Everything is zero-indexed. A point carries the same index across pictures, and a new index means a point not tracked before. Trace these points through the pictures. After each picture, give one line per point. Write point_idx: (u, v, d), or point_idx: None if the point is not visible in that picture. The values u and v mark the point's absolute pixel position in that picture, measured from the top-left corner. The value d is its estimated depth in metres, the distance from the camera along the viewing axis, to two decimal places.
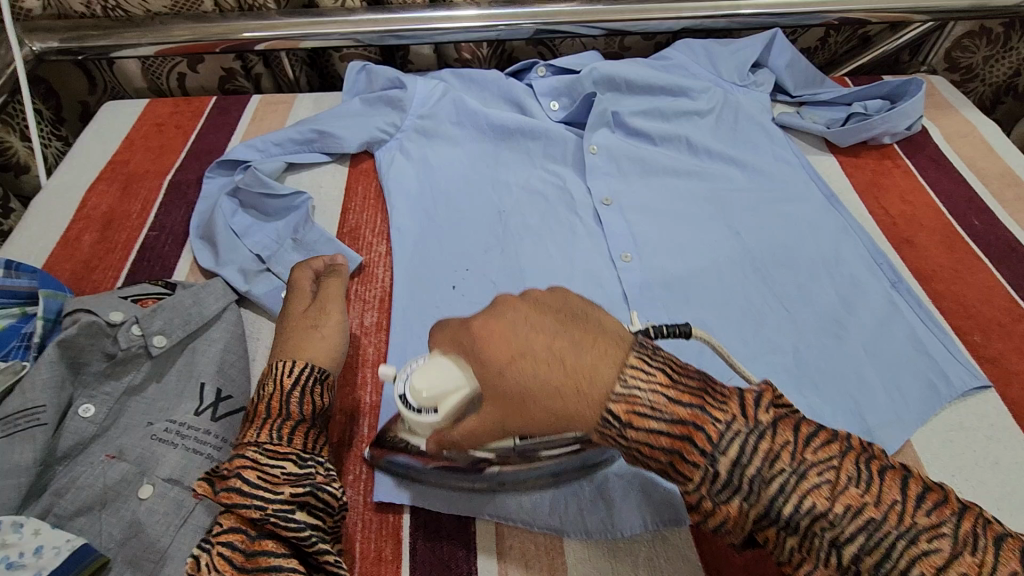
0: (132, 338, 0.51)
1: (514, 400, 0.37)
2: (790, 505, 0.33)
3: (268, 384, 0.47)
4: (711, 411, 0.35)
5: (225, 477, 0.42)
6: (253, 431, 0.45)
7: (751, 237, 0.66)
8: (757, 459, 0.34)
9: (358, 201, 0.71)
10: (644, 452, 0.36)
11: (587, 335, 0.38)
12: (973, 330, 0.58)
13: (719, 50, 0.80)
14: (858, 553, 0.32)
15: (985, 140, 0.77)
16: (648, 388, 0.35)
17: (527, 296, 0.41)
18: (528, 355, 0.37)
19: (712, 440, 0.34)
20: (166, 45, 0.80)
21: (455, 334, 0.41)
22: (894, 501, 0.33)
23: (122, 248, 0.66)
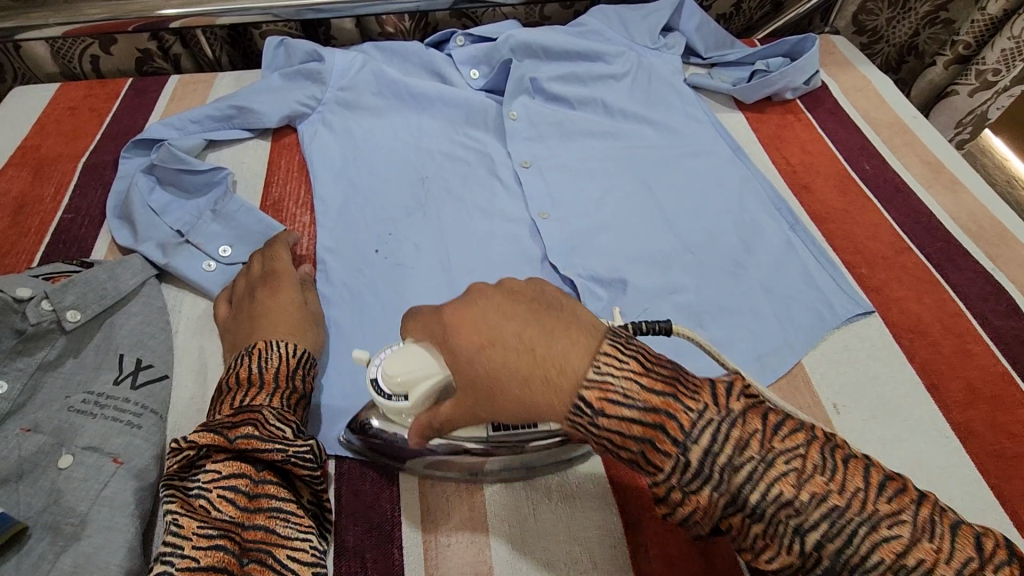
0: (43, 313, 0.50)
1: (482, 389, 0.38)
2: (757, 492, 0.33)
3: (273, 356, 0.49)
4: (684, 400, 0.35)
5: (236, 426, 0.42)
6: (264, 394, 0.46)
7: (662, 190, 0.70)
8: (679, 413, 0.34)
9: (280, 173, 0.72)
10: (612, 441, 0.36)
11: (556, 323, 0.38)
12: (862, 264, 0.63)
13: (631, 17, 0.83)
14: (824, 541, 0.32)
15: (879, 93, 0.82)
16: (621, 375, 0.35)
17: (501, 286, 0.42)
18: (499, 345, 0.38)
19: (684, 429, 0.34)
20: (73, 25, 0.77)
21: (430, 323, 0.42)
22: (857, 488, 0.33)
23: (36, 232, 0.64)
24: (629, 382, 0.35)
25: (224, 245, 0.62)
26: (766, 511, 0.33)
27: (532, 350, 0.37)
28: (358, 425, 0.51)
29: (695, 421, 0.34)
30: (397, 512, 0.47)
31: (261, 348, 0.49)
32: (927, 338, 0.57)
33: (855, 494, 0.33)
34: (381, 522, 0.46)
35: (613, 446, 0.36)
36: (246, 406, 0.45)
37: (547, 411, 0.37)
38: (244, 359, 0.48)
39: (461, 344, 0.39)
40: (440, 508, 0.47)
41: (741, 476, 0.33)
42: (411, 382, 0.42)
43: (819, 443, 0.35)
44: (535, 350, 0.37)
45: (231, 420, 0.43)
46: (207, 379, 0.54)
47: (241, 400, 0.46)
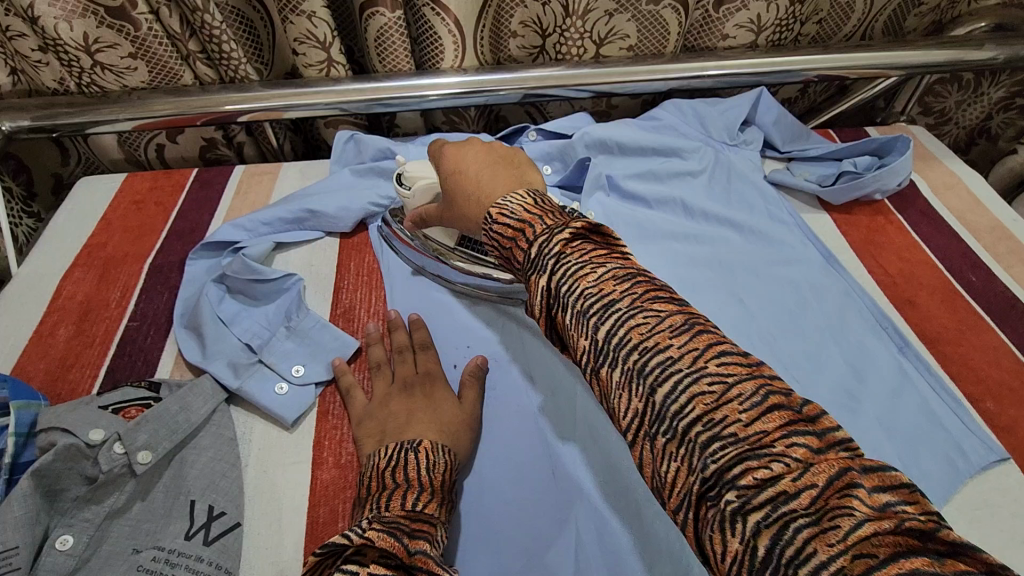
0: (114, 457, 0.47)
1: (450, 178, 0.54)
2: (664, 383, 0.33)
3: (439, 461, 0.47)
4: (547, 220, 0.42)
5: (414, 538, 0.37)
6: (434, 502, 0.43)
7: (753, 301, 0.65)
8: (565, 261, 0.38)
9: (351, 277, 0.69)
10: (499, 242, 0.44)
11: (506, 175, 0.50)
12: (986, 397, 0.57)
13: (707, 111, 0.80)
14: (704, 437, 0.31)
15: (971, 192, 0.78)
16: (517, 202, 0.44)
17: (490, 143, 0.56)
18: (464, 175, 0.53)
19: (536, 237, 0.41)
20: (145, 120, 0.77)
21: (442, 146, 0.60)
22: (764, 429, 0.30)
23: (101, 342, 0.62)
24: (521, 206, 0.44)
25: (298, 364, 0.58)
26: (680, 425, 0.32)
27: (481, 186, 0.50)
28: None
29: (545, 232, 0.41)
30: None
31: (428, 449, 0.47)
32: None
33: (691, 351, 0.33)
34: None
35: (498, 239, 0.44)
36: (420, 510, 0.41)
37: (480, 223, 0.49)
38: (411, 456, 0.46)
39: (448, 191, 0.54)
40: None
41: (605, 322, 0.36)
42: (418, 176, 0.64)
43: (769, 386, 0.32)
44: (480, 186, 0.50)
45: (407, 524, 0.39)
46: (283, 525, 0.49)
47: (412, 502, 0.41)
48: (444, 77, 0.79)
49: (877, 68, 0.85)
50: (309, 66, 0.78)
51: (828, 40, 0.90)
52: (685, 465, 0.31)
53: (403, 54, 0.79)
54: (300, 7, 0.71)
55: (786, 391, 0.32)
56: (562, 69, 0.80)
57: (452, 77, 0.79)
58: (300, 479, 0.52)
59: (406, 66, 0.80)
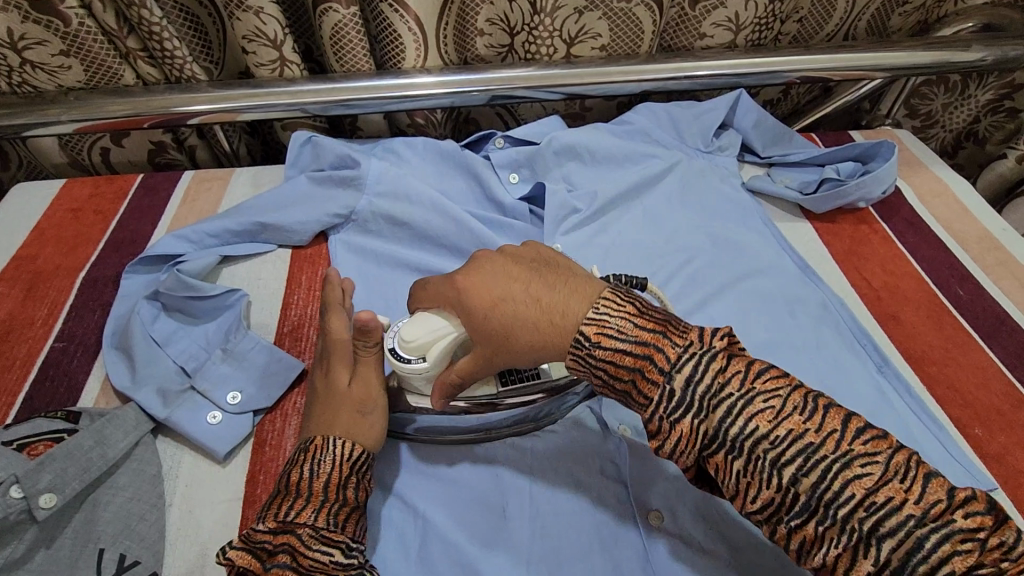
0: (10, 503, 0.42)
1: (498, 343, 0.43)
2: (735, 427, 0.35)
3: (327, 458, 0.44)
4: (673, 338, 0.38)
5: (272, 553, 0.39)
6: (309, 509, 0.41)
7: (752, 310, 0.62)
8: (707, 378, 0.36)
9: (301, 292, 0.65)
10: (611, 372, 0.40)
11: (557, 278, 0.44)
12: (974, 422, 0.54)
13: (681, 113, 0.76)
14: (799, 474, 0.34)
15: (958, 200, 0.74)
16: (616, 314, 0.40)
17: (501, 253, 0.47)
18: (508, 304, 0.43)
19: (670, 360, 0.37)
20: (85, 123, 0.72)
21: (435, 290, 0.48)
22: (833, 429, 0.35)
23: (22, 365, 0.57)
24: (624, 321, 0.40)
25: (234, 391, 0.53)
26: (771, 459, 0.35)
27: (540, 305, 0.42)
28: None
29: (681, 353, 0.37)
30: None
31: (316, 446, 0.44)
32: None
33: (736, 373, 0.37)
34: None
35: (611, 377, 0.40)
36: (288, 520, 0.40)
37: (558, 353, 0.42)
38: (297, 458, 0.44)
39: (474, 304, 0.44)
40: None
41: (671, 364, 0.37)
42: (428, 345, 0.46)
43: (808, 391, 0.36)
44: (540, 301, 0.42)
45: (270, 540, 0.39)
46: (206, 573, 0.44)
47: (285, 511, 0.41)
48: (407, 78, 0.75)
49: (863, 69, 0.82)
50: (261, 66, 0.73)
51: (809, 40, 0.86)
52: (765, 483, 0.35)
53: (362, 54, 0.74)
54: (246, 3, 0.66)
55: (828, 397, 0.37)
56: (533, 69, 0.76)
57: (416, 78, 0.75)
58: (228, 519, 0.47)
59: (367, 67, 0.76)
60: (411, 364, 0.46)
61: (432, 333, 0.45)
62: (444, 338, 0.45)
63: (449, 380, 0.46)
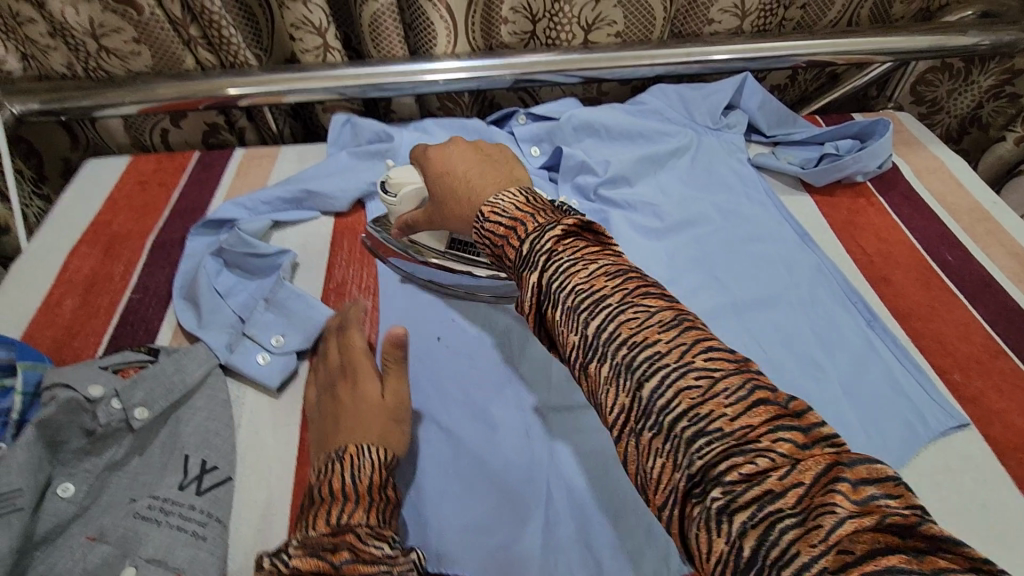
0: (112, 412, 0.50)
1: (441, 175, 0.56)
2: (661, 399, 0.32)
3: (365, 463, 0.47)
4: (539, 218, 0.43)
5: (337, 550, 0.41)
6: (361, 510, 0.44)
7: (734, 282, 0.67)
8: (587, 295, 0.37)
9: (344, 254, 0.72)
10: (492, 239, 0.45)
11: (490, 163, 0.55)
12: (953, 368, 0.59)
13: (691, 95, 0.82)
14: (704, 459, 0.30)
15: (953, 175, 0.79)
16: (508, 200, 0.46)
17: (473, 142, 0.59)
18: (451, 175, 0.56)
19: (524, 234, 0.42)
20: (150, 104, 0.80)
21: (421, 154, 0.61)
22: (757, 421, 0.30)
23: (105, 312, 0.65)
24: (512, 202, 0.45)
25: (278, 334, 0.60)
26: (664, 420, 0.32)
27: (468, 185, 0.53)
28: (424, 533, 0.50)
29: (534, 228, 0.42)
30: None
31: (353, 455, 0.47)
32: None
33: (746, 423, 0.30)
34: None
35: (489, 237, 0.45)
36: (343, 524, 0.43)
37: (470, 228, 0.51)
38: (335, 467, 0.46)
39: (431, 165, 0.58)
40: None
41: (650, 381, 0.33)
42: (403, 184, 0.62)
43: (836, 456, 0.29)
44: (469, 183, 0.53)
45: (329, 541, 0.42)
46: (270, 482, 0.52)
47: (337, 516, 0.43)
48: (436, 63, 0.82)
49: (865, 53, 0.86)
50: (306, 51, 0.81)
51: (814, 26, 0.91)
52: (670, 461, 0.31)
53: (397, 40, 0.81)
54: None
55: (771, 386, 0.32)
56: (552, 55, 0.82)
57: (444, 63, 0.82)
58: (287, 438, 0.55)
59: (400, 52, 0.83)
60: (392, 197, 0.63)
61: (408, 178, 0.62)
62: (414, 186, 0.61)
63: (406, 219, 0.62)
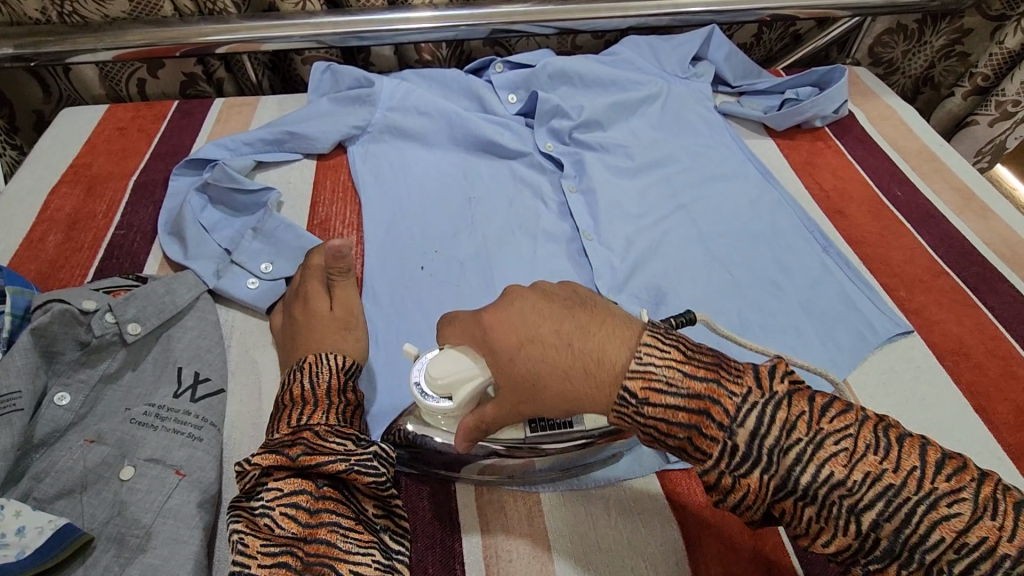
0: (106, 325, 0.51)
1: (527, 386, 0.40)
2: (808, 474, 0.34)
3: (323, 370, 0.50)
4: (726, 385, 0.36)
5: (293, 444, 0.44)
6: (320, 412, 0.47)
7: (701, 215, 0.71)
8: (773, 430, 0.34)
9: (326, 193, 0.74)
10: (661, 430, 0.37)
11: (595, 318, 0.41)
12: (899, 286, 0.64)
13: (661, 46, 0.86)
14: (879, 520, 0.33)
15: (905, 122, 0.84)
16: (662, 364, 0.37)
17: (534, 288, 0.44)
18: (537, 342, 0.40)
19: (728, 415, 0.35)
20: (125, 50, 0.80)
21: (471, 329, 0.43)
22: (912, 467, 0.33)
23: (90, 247, 0.66)
24: (670, 371, 0.37)
25: (266, 262, 0.63)
26: (821, 493, 0.33)
27: (568, 342, 0.40)
28: None
29: (738, 405, 0.35)
30: (457, 528, 0.48)
31: (311, 362, 0.50)
32: (971, 360, 0.58)
33: (800, 417, 0.34)
34: (443, 536, 0.47)
35: (663, 436, 0.37)
36: (302, 424, 0.46)
37: (602, 406, 0.39)
38: (295, 377, 0.49)
39: (498, 339, 0.41)
40: (500, 522, 0.48)
41: (748, 424, 0.34)
42: (453, 387, 0.43)
43: (894, 428, 0.35)
44: (571, 346, 0.40)
45: (288, 439, 0.45)
46: (261, 393, 0.54)
47: (298, 418, 0.47)
48: (415, 11, 0.83)
49: (824, 8, 0.91)
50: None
51: None
52: (831, 527, 0.34)
53: None
54: None
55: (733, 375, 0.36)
56: (528, 5, 0.85)
57: (423, 12, 0.83)
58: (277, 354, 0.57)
59: (380, 4, 0.86)
60: (434, 399, 0.44)
61: (460, 371, 0.43)
62: (472, 381, 0.42)
63: (472, 421, 0.43)
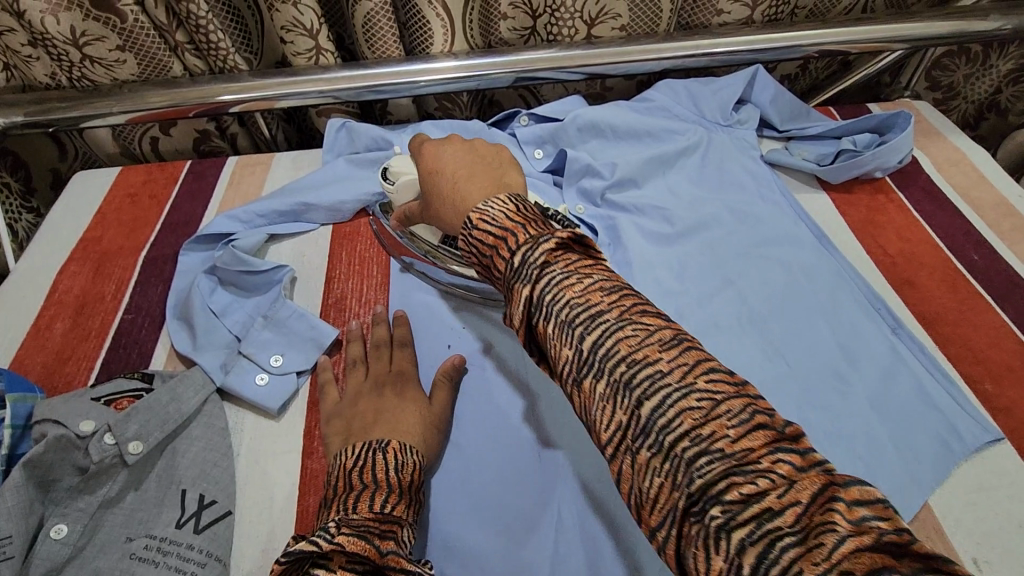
0: (105, 448, 0.48)
1: (433, 189, 0.53)
2: (608, 348, 0.35)
3: (409, 462, 0.46)
4: (529, 229, 0.40)
5: (385, 538, 0.39)
6: (402, 504, 0.43)
7: (751, 290, 0.64)
8: (540, 260, 0.38)
9: (343, 267, 0.69)
10: (477, 253, 0.42)
11: (481, 166, 0.51)
12: (984, 378, 0.56)
13: (700, 90, 0.78)
14: (643, 400, 0.33)
15: (977, 168, 0.76)
16: (497, 207, 0.42)
17: (470, 141, 0.55)
18: (438, 174, 0.53)
19: (517, 245, 0.40)
20: (138, 113, 0.77)
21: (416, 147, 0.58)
22: (692, 364, 0.33)
23: (97, 335, 0.62)
24: (502, 211, 0.42)
25: (277, 354, 0.58)
26: (608, 367, 0.34)
27: (455, 183, 0.50)
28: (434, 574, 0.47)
29: (527, 240, 0.39)
30: None
31: (396, 450, 0.47)
32: None
33: (681, 366, 0.33)
34: None
35: (476, 255, 0.42)
36: (387, 513, 0.42)
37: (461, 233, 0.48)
38: (379, 457, 0.46)
39: (422, 164, 0.54)
40: None
41: (592, 333, 0.35)
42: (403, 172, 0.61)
43: (750, 401, 0.32)
44: (456, 187, 0.50)
45: (375, 527, 0.40)
46: (274, 516, 0.49)
47: (381, 503, 0.42)
48: (435, 62, 0.78)
49: (880, 41, 0.82)
50: (297, 54, 0.78)
51: (827, 14, 0.87)
52: (613, 403, 0.34)
53: (392, 40, 0.78)
54: None
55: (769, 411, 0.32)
56: (554, 50, 0.79)
57: (443, 62, 0.78)
58: (288, 467, 0.52)
59: (396, 53, 0.79)
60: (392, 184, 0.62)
61: (407, 169, 0.60)
62: (409, 177, 0.59)
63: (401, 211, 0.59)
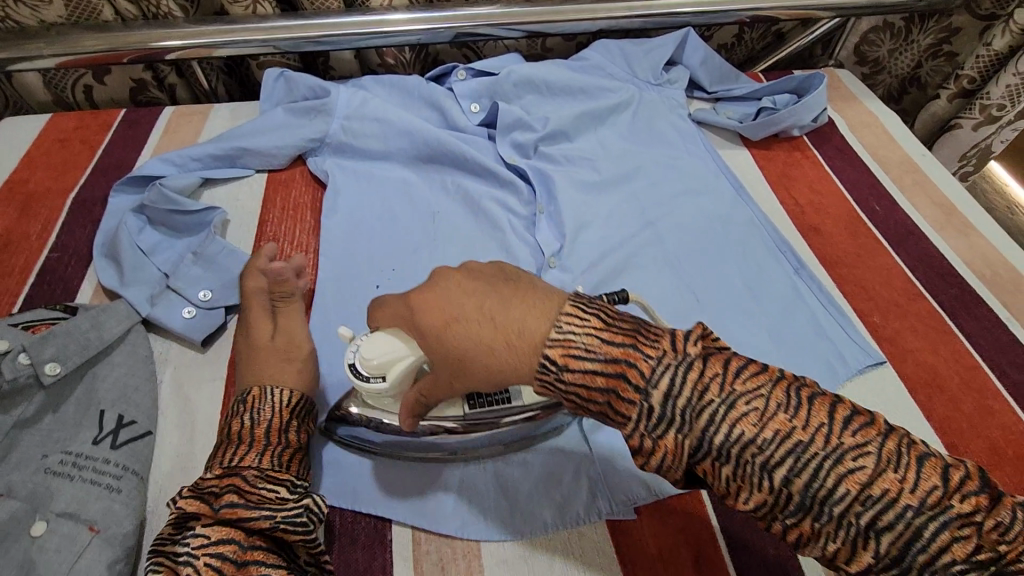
0: (19, 368, 0.48)
1: (456, 363, 0.40)
2: (721, 434, 0.33)
3: (266, 406, 0.47)
4: (643, 349, 0.36)
5: (220, 494, 0.41)
6: (253, 453, 0.44)
7: (669, 236, 0.67)
8: (687, 391, 0.34)
9: (277, 211, 0.70)
10: (580, 394, 0.37)
11: (515, 291, 0.40)
12: (874, 312, 0.61)
13: (634, 50, 0.81)
14: (792, 478, 0.33)
15: (887, 131, 0.81)
16: (582, 331, 0.37)
17: (461, 267, 0.43)
18: (459, 322, 0.39)
19: (644, 377, 0.35)
20: (68, 57, 0.76)
21: (392, 317, 0.45)
22: (820, 424, 0.33)
23: (19, 273, 0.62)
24: (589, 338, 0.36)
25: (206, 290, 0.59)
26: (771, 475, 0.33)
27: (490, 314, 0.39)
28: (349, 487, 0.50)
29: (656, 366, 0.35)
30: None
31: (255, 396, 0.48)
32: (944, 393, 0.55)
33: (818, 430, 0.33)
34: None
35: (581, 399, 0.37)
36: (234, 465, 0.43)
37: (517, 370, 0.38)
38: (239, 409, 0.47)
39: (426, 322, 0.40)
40: None
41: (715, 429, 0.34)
42: (386, 363, 0.46)
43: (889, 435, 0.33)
44: (493, 317, 0.38)
45: (217, 483, 0.42)
46: (194, 436, 0.51)
47: (230, 458, 0.44)
48: (374, 15, 0.79)
49: (805, 8, 0.86)
50: (234, 3, 0.77)
51: None
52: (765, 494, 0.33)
53: None
54: None
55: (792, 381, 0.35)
56: (493, 7, 0.80)
57: (383, 15, 0.79)
58: (210, 393, 0.53)
59: (336, 4, 0.80)
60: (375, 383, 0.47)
61: (391, 354, 0.45)
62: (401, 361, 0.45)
63: (412, 397, 0.44)
